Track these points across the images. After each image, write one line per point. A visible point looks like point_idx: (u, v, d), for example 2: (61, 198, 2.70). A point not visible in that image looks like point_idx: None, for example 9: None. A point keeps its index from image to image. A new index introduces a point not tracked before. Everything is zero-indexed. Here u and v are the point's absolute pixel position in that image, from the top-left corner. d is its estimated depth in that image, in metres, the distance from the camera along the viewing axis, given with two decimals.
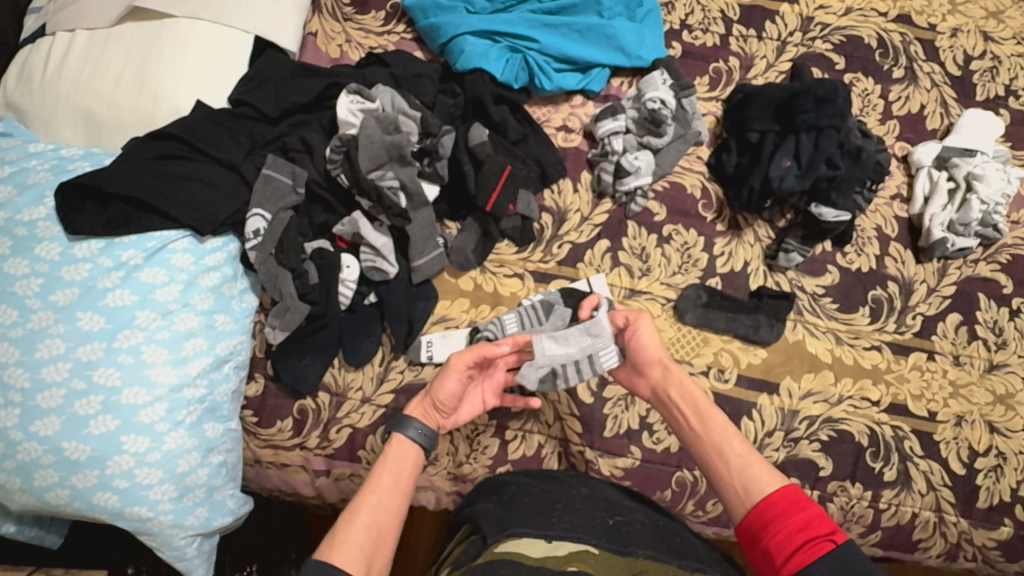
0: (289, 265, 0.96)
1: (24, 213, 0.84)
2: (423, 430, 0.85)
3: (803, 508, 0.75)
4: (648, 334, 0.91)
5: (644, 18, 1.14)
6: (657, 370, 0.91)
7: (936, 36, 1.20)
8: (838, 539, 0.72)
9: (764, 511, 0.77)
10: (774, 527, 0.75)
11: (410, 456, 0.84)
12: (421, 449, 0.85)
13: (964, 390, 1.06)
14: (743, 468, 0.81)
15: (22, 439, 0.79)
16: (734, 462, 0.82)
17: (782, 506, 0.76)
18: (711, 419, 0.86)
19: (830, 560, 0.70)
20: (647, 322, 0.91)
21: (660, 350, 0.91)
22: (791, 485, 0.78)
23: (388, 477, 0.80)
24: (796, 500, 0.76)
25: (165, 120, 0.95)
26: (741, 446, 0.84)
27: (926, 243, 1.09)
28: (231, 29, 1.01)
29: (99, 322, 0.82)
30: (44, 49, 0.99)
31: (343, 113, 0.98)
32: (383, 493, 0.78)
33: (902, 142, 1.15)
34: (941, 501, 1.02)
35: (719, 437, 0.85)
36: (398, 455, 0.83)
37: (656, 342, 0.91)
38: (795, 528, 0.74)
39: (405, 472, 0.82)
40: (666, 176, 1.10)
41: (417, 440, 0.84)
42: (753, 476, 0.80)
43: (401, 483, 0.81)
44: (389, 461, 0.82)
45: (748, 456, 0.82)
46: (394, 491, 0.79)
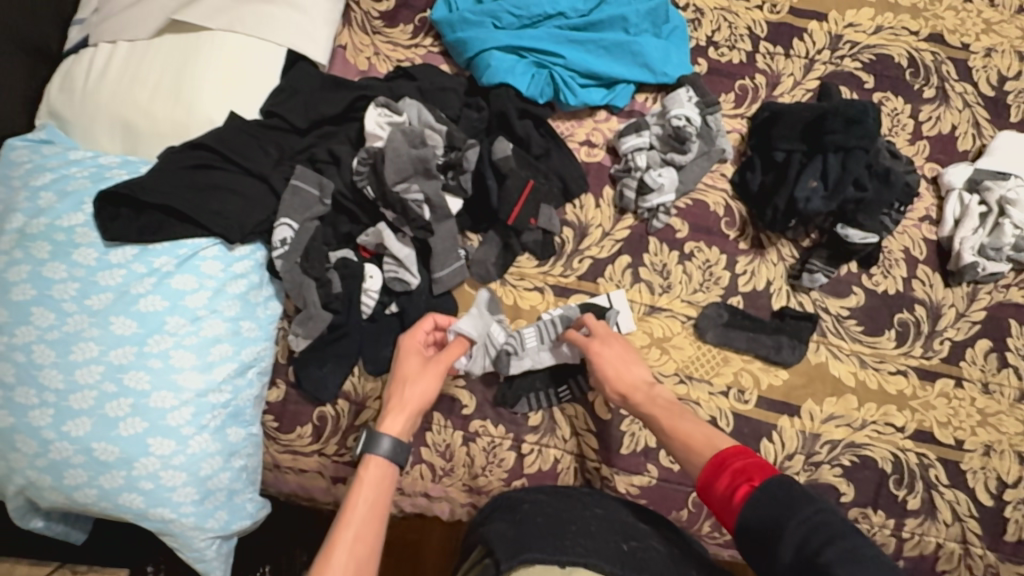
0: (313, 274, 0.97)
1: (63, 219, 0.87)
2: (398, 445, 0.83)
3: (729, 463, 0.76)
4: (605, 362, 0.92)
5: (671, 34, 1.14)
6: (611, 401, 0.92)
7: (970, 55, 1.18)
8: (760, 481, 0.72)
9: (705, 479, 0.78)
10: (714, 486, 0.76)
11: (387, 478, 0.82)
12: (394, 466, 0.83)
13: (993, 419, 1.03)
14: (690, 448, 0.82)
15: (54, 439, 0.82)
16: (678, 446, 0.83)
17: (717, 467, 0.77)
18: (654, 419, 0.87)
19: (755, 502, 0.71)
20: (606, 349, 0.93)
21: (612, 382, 0.91)
22: (725, 448, 0.78)
23: (364, 506, 0.78)
24: (729, 457, 0.77)
25: (199, 131, 0.98)
26: (683, 423, 0.84)
27: (955, 267, 1.07)
28: (264, 42, 1.03)
29: (131, 326, 0.84)
30: (87, 59, 1.03)
31: (371, 126, 1.00)
32: (360, 525, 0.76)
33: (932, 163, 1.13)
34: (967, 532, 1.00)
35: (662, 429, 0.86)
36: (377, 478, 0.81)
37: (630, 366, 0.92)
38: (726, 482, 0.75)
39: (381, 494, 0.80)
40: (690, 193, 1.10)
41: (394, 459, 0.83)
42: (695, 450, 0.81)
43: (380, 508, 0.79)
44: (365, 487, 0.80)
45: (690, 432, 0.83)
46: (369, 518, 0.77)
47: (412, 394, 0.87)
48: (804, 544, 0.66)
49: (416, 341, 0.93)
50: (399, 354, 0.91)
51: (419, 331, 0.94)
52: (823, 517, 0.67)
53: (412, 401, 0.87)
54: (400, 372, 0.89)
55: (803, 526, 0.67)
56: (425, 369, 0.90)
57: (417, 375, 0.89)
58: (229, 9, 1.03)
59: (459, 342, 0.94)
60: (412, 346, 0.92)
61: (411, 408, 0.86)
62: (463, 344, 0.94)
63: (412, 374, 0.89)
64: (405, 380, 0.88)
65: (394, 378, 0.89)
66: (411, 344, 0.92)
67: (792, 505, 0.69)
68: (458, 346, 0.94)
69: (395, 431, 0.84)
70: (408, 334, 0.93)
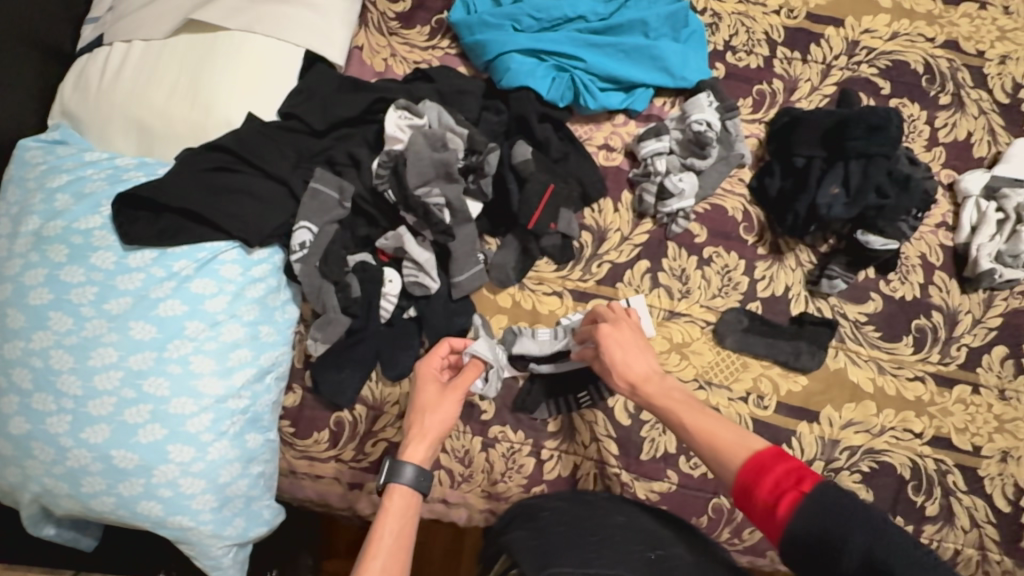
0: (332, 277, 0.96)
1: (80, 222, 0.85)
2: (422, 474, 0.81)
3: (772, 467, 0.69)
4: (611, 349, 0.88)
5: (689, 39, 1.13)
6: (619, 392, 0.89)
7: (985, 63, 1.18)
8: (809, 486, 0.66)
9: (743, 482, 0.71)
10: (753, 491, 0.69)
11: (411, 507, 0.80)
12: (419, 495, 0.82)
13: (1010, 425, 1.04)
14: (717, 446, 0.75)
15: (71, 446, 0.80)
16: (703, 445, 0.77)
17: (756, 471, 0.70)
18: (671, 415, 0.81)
19: (807, 510, 0.64)
20: (613, 336, 0.89)
21: (618, 371, 0.87)
22: (763, 449, 0.71)
23: (391, 536, 0.76)
24: (769, 461, 0.70)
25: (216, 132, 0.96)
26: (703, 418, 0.79)
27: (972, 274, 1.07)
28: (282, 43, 1.02)
29: (150, 331, 0.83)
30: (101, 59, 1.01)
31: (392, 128, 0.98)
32: (387, 556, 0.74)
33: (948, 169, 1.14)
34: (985, 538, 1.00)
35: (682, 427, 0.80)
36: (403, 508, 0.80)
37: (641, 355, 0.88)
38: (769, 487, 0.68)
39: (407, 525, 0.78)
40: (708, 198, 1.10)
41: (418, 488, 0.81)
42: (723, 449, 0.74)
43: (406, 538, 0.77)
44: (391, 517, 0.78)
45: (716, 429, 0.77)
46: (395, 551, 0.74)
47: (432, 422, 0.85)
48: (868, 555, 0.59)
49: (432, 367, 0.92)
50: (416, 382, 0.90)
51: (436, 356, 0.93)
52: (883, 526, 0.61)
53: (432, 430, 0.85)
54: (418, 401, 0.88)
55: (864, 536, 0.60)
56: (442, 396, 0.88)
57: (436, 403, 0.87)
58: (246, 10, 1.02)
59: (473, 364, 0.92)
60: (428, 372, 0.91)
61: (433, 436, 0.85)
62: (478, 367, 0.91)
63: (430, 402, 0.87)
64: (424, 409, 0.87)
65: (413, 406, 0.88)
66: (427, 371, 0.91)
67: (848, 513, 0.62)
68: (472, 369, 0.91)
69: (418, 459, 0.82)
70: (425, 360, 0.92)
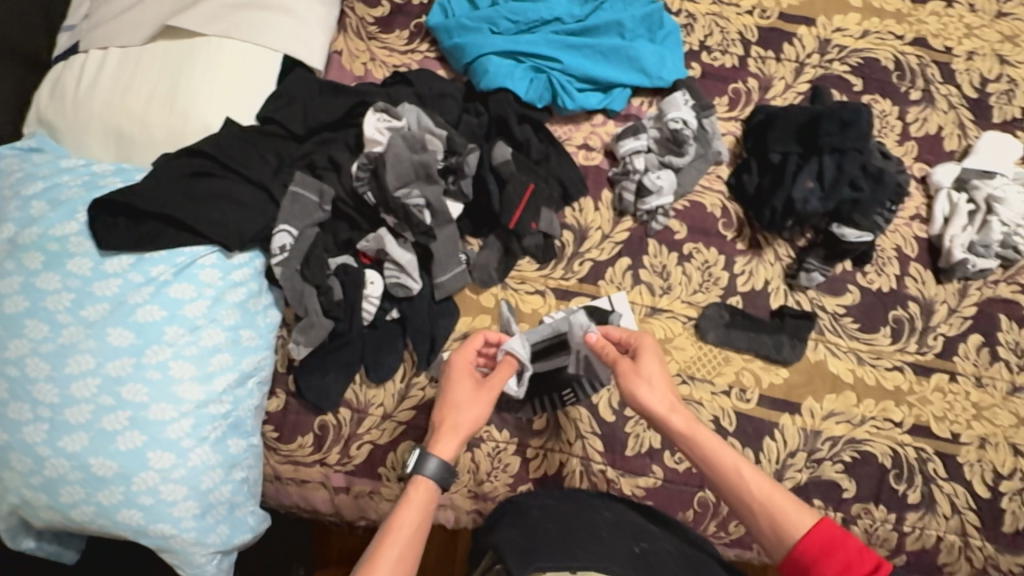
0: (314, 280, 0.96)
1: (56, 228, 0.85)
2: (445, 469, 0.81)
3: (843, 545, 0.74)
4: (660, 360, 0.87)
5: (665, 39, 1.15)
6: (658, 406, 0.83)
7: (953, 59, 1.21)
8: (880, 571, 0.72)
9: (809, 556, 0.75)
10: (818, 568, 0.74)
11: (432, 501, 0.80)
12: (441, 489, 0.81)
13: (988, 412, 1.06)
14: (777, 509, 0.78)
15: (48, 455, 0.79)
16: (760, 505, 0.79)
17: (821, 545, 0.75)
18: (728, 463, 0.81)
19: None
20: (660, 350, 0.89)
21: (665, 384, 0.85)
22: (825, 523, 0.76)
23: (409, 528, 0.76)
24: (834, 536, 0.75)
25: (195, 137, 0.96)
26: (758, 480, 0.80)
27: (946, 264, 1.09)
28: (260, 48, 1.02)
29: (128, 337, 0.82)
30: (78, 65, 1.01)
31: (370, 131, 0.99)
32: (403, 546, 0.75)
33: (921, 163, 1.16)
34: (966, 525, 1.01)
35: (739, 479, 0.80)
36: (423, 500, 0.79)
37: (665, 382, 0.85)
38: (839, 568, 0.73)
39: (426, 517, 0.79)
40: (687, 195, 1.11)
41: (440, 483, 0.80)
42: (783, 514, 0.78)
43: (422, 531, 0.77)
44: (411, 506, 0.78)
45: (773, 496, 0.79)
46: (411, 542, 0.75)
47: (465, 420, 0.84)
48: None
49: (467, 360, 0.89)
50: (450, 374, 0.88)
51: (470, 349, 0.90)
52: None
53: (463, 425, 0.83)
54: (452, 396, 0.85)
55: None
56: (476, 393, 0.86)
57: (470, 400, 0.85)
58: (224, 16, 1.02)
59: (508, 362, 0.90)
60: (463, 366, 0.88)
61: (465, 433, 0.83)
62: (513, 365, 0.89)
63: (463, 398, 0.85)
64: (457, 404, 0.85)
65: (445, 399, 0.86)
66: (462, 364, 0.88)
67: None
68: (506, 367, 0.89)
69: (445, 455, 0.81)
70: (459, 352, 0.90)
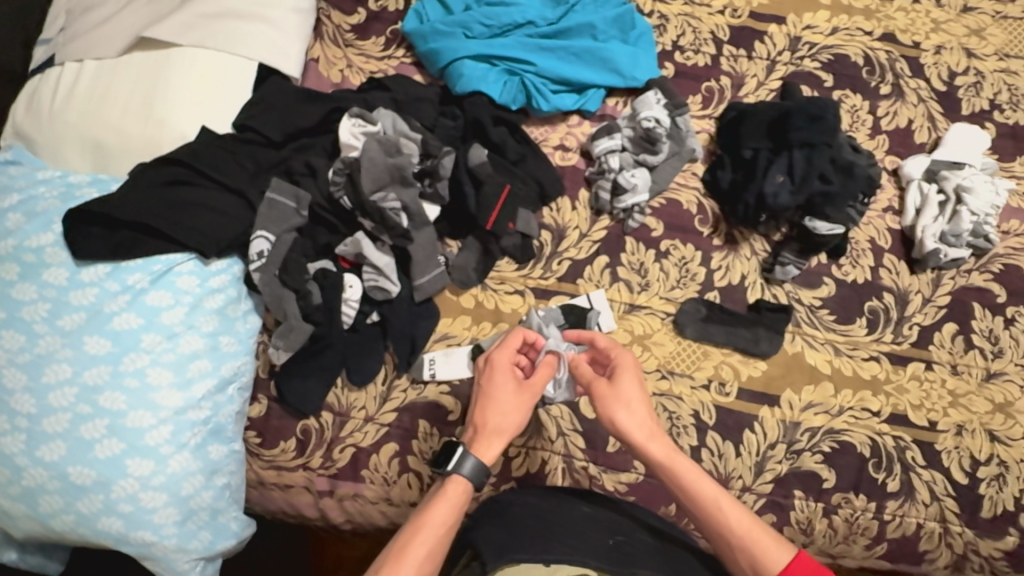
0: (293, 285, 0.97)
1: (32, 239, 0.86)
2: (482, 469, 0.82)
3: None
4: (638, 384, 0.86)
5: (638, 40, 1.17)
6: (635, 434, 0.83)
7: (921, 53, 1.23)
8: None
9: None
10: None
11: (465, 501, 0.81)
12: (475, 489, 0.82)
13: (964, 399, 1.07)
14: (756, 544, 0.78)
15: (27, 465, 0.80)
16: (740, 540, 0.79)
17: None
18: (707, 494, 0.81)
19: None
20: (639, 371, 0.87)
21: (642, 410, 0.84)
22: (802, 558, 0.77)
23: (438, 528, 0.78)
24: (809, 572, 0.77)
25: (171, 146, 0.97)
26: (737, 515, 0.80)
27: (919, 255, 1.11)
28: (235, 57, 1.03)
29: (105, 346, 0.83)
30: (53, 79, 1.02)
31: (346, 135, 1.00)
32: (432, 546, 0.76)
33: (892, 156, 1.18)
34: (945, 511, 1.03)
35: (718, 512, 0.81)
36: (457, 499, 0.80)
37: (642, 407, 0.85)
38: None
39: (457, 518, 0.80)
40: (663, 193, 1.13)
41: (477, 483, 0.82)
42: (762, 550, 0.78)
43: (451, 532, 0.79)
44: (444, 503, 0.80)
45: (752, 530, 0.79)
46: (441, 542, 0.77)
47: (508, 423, 0.84)
48: None
49: (508, 361, 0.87)
50: (493, 375, 0.86)
51: (512, 349, 0.88)
52: None
53: (506, 428, 0.84)
54: (497, 400, 0.84)
55: None
56: (519, 396, 0.85)
57: (516, 403, 0.85)
58: (199, 26, 1.03)
59: (548, 363, 0.88)
60: (505, 367, 0.86)
61: (509, 435, 0.84)
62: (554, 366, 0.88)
63: (508, 401, 0.84)
64: (501, 407, 0.84)
65: (488, 401, 0.84)
66: (506, 365, 0.86)
67: None
68: (548, 370, 0.88)
69: (487, 458, 0.82)
70: (501, 352, 0.87)
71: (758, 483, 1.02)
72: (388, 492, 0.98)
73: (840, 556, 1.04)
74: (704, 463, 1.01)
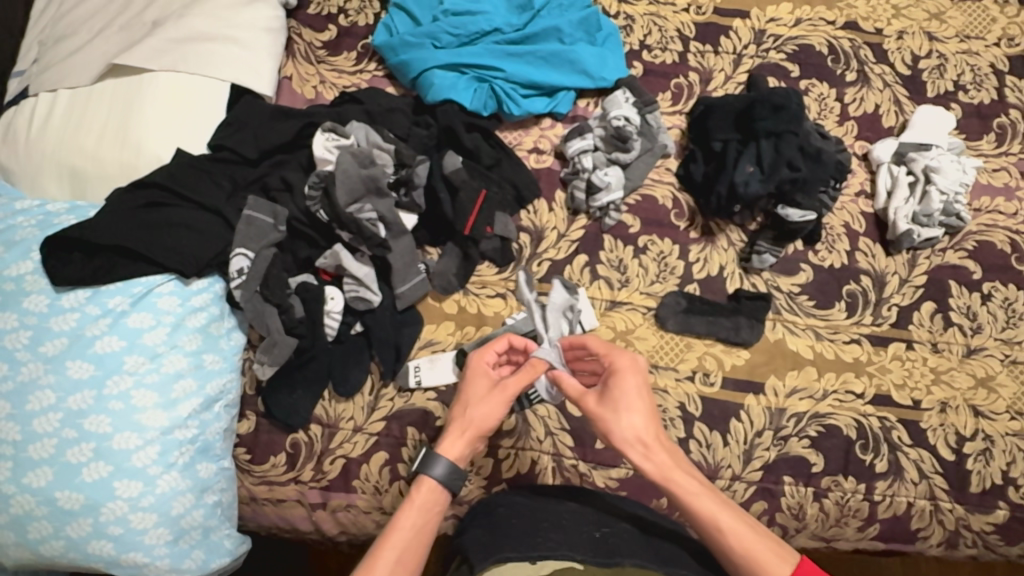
0: (274, 300, 0.97)
1: (12, 269, 0.87)
2: (451, 471, 0.82)
3: None
4: (632, 395, 0.83)
5: (605, 41, 1.19)
6: (631, 451, 0.82)
7: (884, 39, 1.25)
8: None
9: None
10: None
11: (435, 504, 0.81)
12: (444, 492, 0.82)
13: (946, 376, 1.08)
14: (755, 561, 0.76)
15: (15, 492, 0.81)
16: (739, 558, 0.77)
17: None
18: (705, 512, 0.79)
19: None
20: (633, 380, 0.83)
21: (638, 424, 0.82)
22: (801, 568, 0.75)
23: (409, 531, 0.78)
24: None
25: (147, 170, 0.98)
26: (737, 525, 0.78)
27: (893, 236, 1.12)
28: (208, 79, 1.05)
29: (87, 370, 0.84)
30: (28, 110, 1.03)
31: (320, 151, 1.02)
32: (403, 548, 0.76)
33: (861, 141, 1.20)
34: (935, 488, 1.03)
35: (715, 525, 0.78)
36: (426, 502, 0.81)
37: (635, 417, 0.82)
38: None
39: (429, 521, 0.80)
40: (638, 189, 1.14)
41: (444, 485, 0.82)
42: (763, 567, 0.75)
43: (425, 535, 0.79)
44: (413, 506, 0.80)
45: (751, 541, 0.77)
46: (411, 544, 0.77)
47: (473, 419, 0.84)
48: None
49: (484, 361, 0.89)
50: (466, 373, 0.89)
51: (492, 349, 0.90)
52: None
53: (468, 427, 0.84)
54: (465, 394, 0.87)
55: None
56: (488, 395, 0.85)
57: (482, 399, 0.85)
58: (170, 50, 1.05)
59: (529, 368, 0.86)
60: (479, 366, 0.89)
61: (475, 433, 0.84)
62: (538, 369, 0.86)
63: (476, 398, 0.86)
64: (467, 403, 0.86)
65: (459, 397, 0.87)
66: (478, 365, 0.88)
67: None
68: (529, 370, 0.86)
69: (451, 456, 0.83)
70: (477, 351, 0.90)
71: (747, 471, 1.02)
72: (380, 501, 0.99)
73: (834, 539, 1.05)
74: (693, 454, 1.02)
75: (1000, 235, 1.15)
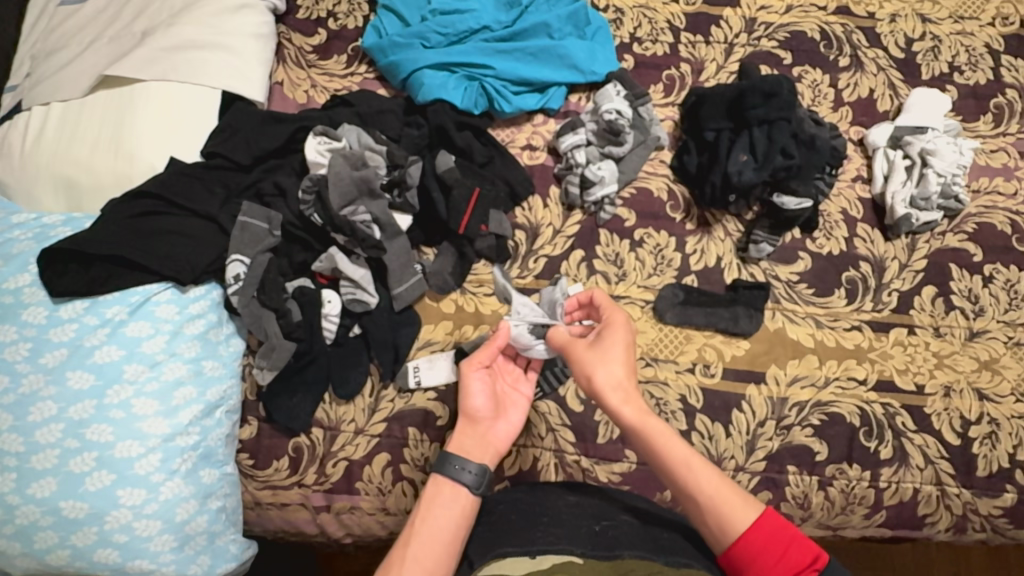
0: (271, 305, 0.98)
1: (10, 281, 0.88)
2: (457, 463, 0.81)
3: (782, 533, 0.74)
4: (622, 349, 0.81)
5: (595, 35, 1.18)
6: (607, 398, 0.80)
7: (876, 23, 1.24)
8: (822, 563, 0.72)
9: (746, 548, 0.74)
10: (758, 562, 0.73)
11: (450, 497, 0.80)
12: (461, 487, 0.81)
13: (949, 360, 1.07)
14: (721, 505, 0.76)
15: (19, 503, 0.82)
16: (707, 502, 0.76)
17: (755, 547, 0.73)
18: (677, 456, 0.78)
19: None
20: (625, 335, 0.82)
21: (623, 374, 0.80)
22: (768, 515, 0.75)
23: (425, 527, 0.77)
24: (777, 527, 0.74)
25: (141, 179, 0.99)
26: (706, 471, 0.78)
27: (891, 221, 1.11)
28: (199, 87, 1.05)
29: (88, 380, 0.84)
30: (22, 124, 1.04)
31: (312, 154, 1.02)
32: (417, 545, 0.75)
33: (857, 126, 1.19)
34: (940, 474, 1.03)
35: (686, 470, 0.78)
36: (436, 497, 0.80)
37: (622, 367, 0.80)
38: (776, 560, 0.72)
39: (444, 515, 0.78)
40: (633, 182, 1.14)
41: (453, 478, 0.81)
42: (728, 510, 0.76)
43: (440, 529, 0.77)
44: (426, 505, 0.79)
45: (721, 486, 0.77)
46: (425, 540, 0.75)
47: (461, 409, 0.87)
48: None
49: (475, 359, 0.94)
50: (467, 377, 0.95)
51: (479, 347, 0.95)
52: None
53: (461, 417, 0.87)
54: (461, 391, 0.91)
55: None
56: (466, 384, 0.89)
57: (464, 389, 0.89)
58: (160, 59, 1.05)
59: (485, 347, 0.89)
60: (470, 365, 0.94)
61: (463, 417, 0.87)
62: (493, 344, 0.88)
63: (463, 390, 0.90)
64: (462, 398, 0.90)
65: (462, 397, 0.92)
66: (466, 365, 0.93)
67: None
68: (485, 350, 0.88)
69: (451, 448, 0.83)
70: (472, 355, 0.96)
71: (750, 462, 1.02)
72: (384, 502, 0.99)
73: (841, 527, 1.04)
74: (695, 446, 1.02)
75: (1000, 216, 1.14)
